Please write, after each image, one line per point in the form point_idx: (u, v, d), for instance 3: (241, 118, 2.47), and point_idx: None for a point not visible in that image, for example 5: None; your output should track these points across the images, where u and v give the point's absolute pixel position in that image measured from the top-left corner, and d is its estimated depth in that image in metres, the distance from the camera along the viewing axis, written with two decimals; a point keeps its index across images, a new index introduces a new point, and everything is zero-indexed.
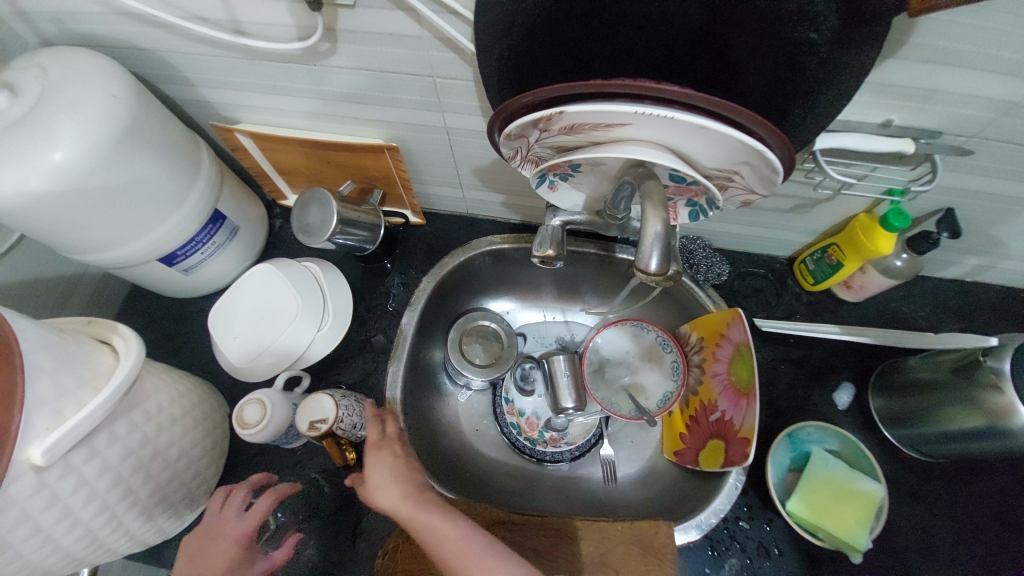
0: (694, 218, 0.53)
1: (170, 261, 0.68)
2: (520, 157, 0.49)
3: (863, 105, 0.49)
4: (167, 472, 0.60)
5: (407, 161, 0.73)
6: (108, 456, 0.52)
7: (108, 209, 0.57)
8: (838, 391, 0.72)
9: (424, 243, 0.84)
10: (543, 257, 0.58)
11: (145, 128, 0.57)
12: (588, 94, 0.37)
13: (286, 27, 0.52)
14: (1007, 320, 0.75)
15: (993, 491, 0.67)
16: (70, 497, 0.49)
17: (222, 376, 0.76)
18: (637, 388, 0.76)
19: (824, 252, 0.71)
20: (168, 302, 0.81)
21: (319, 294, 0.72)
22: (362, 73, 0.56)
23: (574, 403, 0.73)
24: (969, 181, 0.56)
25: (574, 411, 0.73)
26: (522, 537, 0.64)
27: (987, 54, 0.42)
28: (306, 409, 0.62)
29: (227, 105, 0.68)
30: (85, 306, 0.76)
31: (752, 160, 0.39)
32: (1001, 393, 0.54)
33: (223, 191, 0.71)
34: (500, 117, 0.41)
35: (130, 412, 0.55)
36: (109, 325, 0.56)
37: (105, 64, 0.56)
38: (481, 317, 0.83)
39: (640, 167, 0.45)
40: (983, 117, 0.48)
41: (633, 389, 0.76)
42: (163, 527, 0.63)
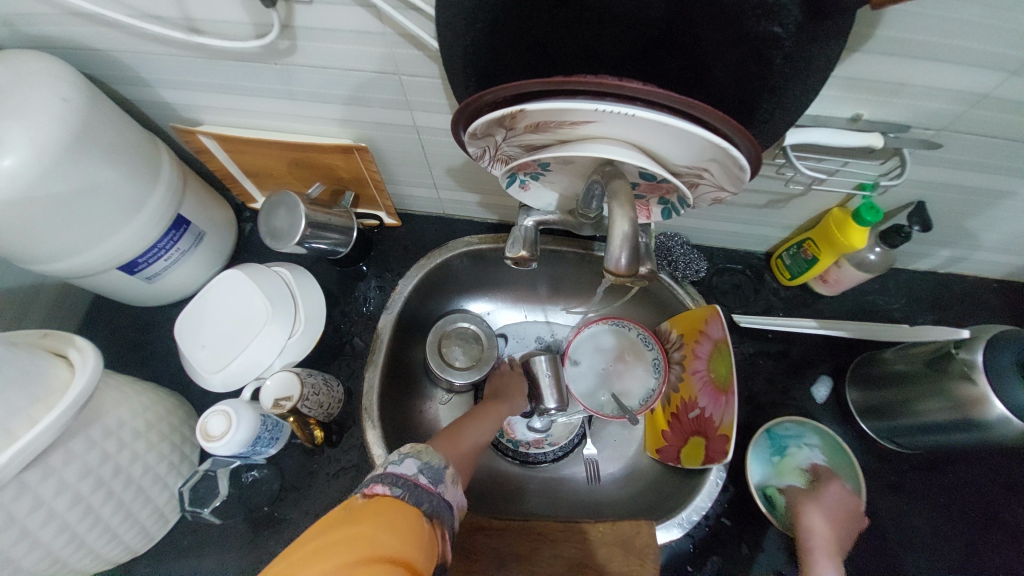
0: (666, 216, 0.53)
1: (131, 269, 0.65)
2: (488, 156, 0.48)
3: (831, 100, 0.49)
4: (131, 488, 0.58)
5: (379, 162, 0.72)
6: (65, 475, 0.50)
7: (62, 217, 0.54)
8: (816, 384, 0.73)
9: (400, 244, 0.83)
10: (516, 258, 0.58)
11: (99, 131, 0.55)
12: (549, 91, 0.36)
13: (243, 25, 0.50)
14: (979, 310, 0.76)
15: (968, 480, 0.68)
16: (26, 517, 0.48)
17: (191, 386, 0.74)
18: (620, 386, 0.75)
19: (799, 247, 0.71)
20: (135, 311, 0.78)
21: (290, 300, 0.70)
22: (326, 72, 0.55)
23: (555, 403, 0.73)
24: (939, 174, 0.57)
25: (555, 411, 0.74)
26: (504, 543, 0.63)
27: (955, 46, 0.42)
28: (271, 388, 0.64)
29: (189, 105, 0.66)
30: (45, 318, 0.73)
31: (719, 157, 0.39)
32: (973, 385, 0.54)
33: (187, 195, 0.68)
34: (463, 113, 0.39)
35: (88, 427, 0.53)
36: (66, 338, 0.53)
37: (57, 67, 0.53)
38: (460, 318, 0.82)
39: (608, 166, 0.44)
40: (952, 110, 0.48)
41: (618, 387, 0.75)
42: (133, 545, 0.61)
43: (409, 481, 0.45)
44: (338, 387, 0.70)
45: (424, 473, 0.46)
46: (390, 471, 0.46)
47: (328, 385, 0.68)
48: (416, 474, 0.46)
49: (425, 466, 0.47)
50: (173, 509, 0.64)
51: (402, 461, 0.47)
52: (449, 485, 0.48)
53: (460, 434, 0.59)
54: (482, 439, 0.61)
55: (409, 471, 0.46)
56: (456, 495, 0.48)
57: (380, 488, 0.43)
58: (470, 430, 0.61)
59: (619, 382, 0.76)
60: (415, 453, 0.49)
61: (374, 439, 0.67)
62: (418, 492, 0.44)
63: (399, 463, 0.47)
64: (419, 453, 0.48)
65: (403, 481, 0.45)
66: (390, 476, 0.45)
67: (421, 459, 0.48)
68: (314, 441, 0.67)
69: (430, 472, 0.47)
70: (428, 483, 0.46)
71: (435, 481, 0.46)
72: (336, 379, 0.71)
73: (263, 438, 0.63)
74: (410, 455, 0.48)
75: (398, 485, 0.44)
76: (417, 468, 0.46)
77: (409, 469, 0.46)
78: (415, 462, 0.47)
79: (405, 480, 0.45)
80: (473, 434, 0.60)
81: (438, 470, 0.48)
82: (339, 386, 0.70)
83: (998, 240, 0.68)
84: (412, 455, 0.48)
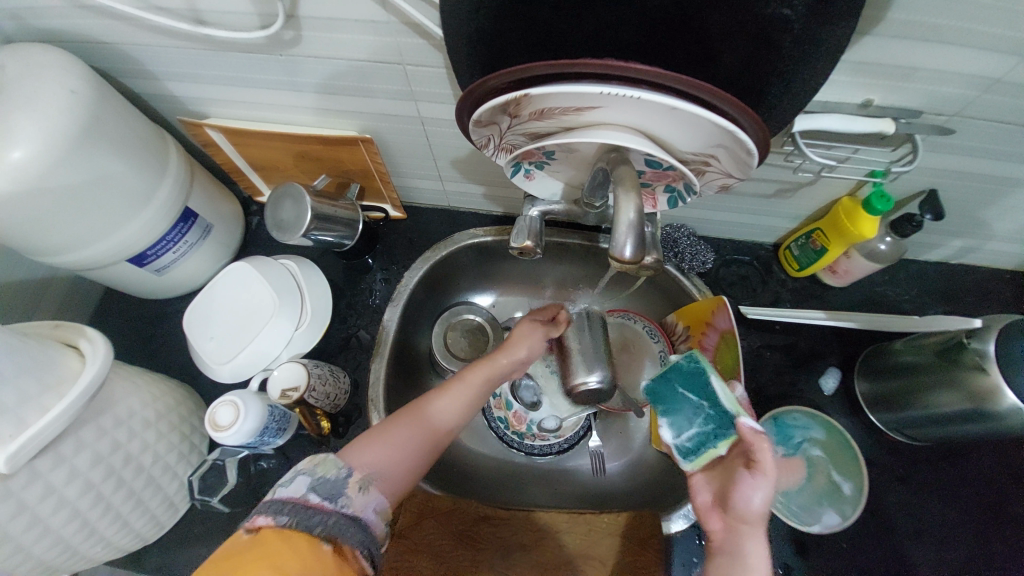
0: (672, 205, 0.53)
1: (140, 261, 0.66)
2: (493, 145, 0.48)
3: (840, 85, 0.48)
4: (141, 477, 0.58)
5: (384, 153, 0.72)
6: (76, 463, 0.51)
7: (72, 209, 0.55)
8: (824, 376, 0.72)
9: (405, 237, 0.83)
10: (521, 248, 0.57)
11: (107, 123, 0.55)
12: (554, 75, 0.36)
13: (248, 15, 0.51)
14: (991, 302, 0.75)
15: (979, 473, 0.67)
16: (37, 504, 0.49)
17: (200, 378, 0.75)
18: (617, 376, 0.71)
19: (808, 237, 0.71)
20: (144, 304, 0.79)
21: (296, 293, 0.70)
22: (331, 62, 0.55)
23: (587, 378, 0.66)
24: (950, 161, 0.56)
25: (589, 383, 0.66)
26: (509, 533, 0.63)
27: (967, 28, 0.41)
28: (279, 377, 0.64)
29: (194, 98, 0.66)
30: (56, 311, 0.74)
31: (726, 142, 0.38)
32: (986, 375, 0.53)
33: (194, 188, 0.69)
34: (467, 100, 0.40)
35: (99, 416, 0.53)
36: (76, 328, 0.54)
37: (67, 59, 0.54)
38: (466, 310, 0.82)
39: (613, 152, 0.44)
40: (964, 95, 0.47)
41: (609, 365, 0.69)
42: (144, 533, 0.61)
43: (297, 505, 0.42)
44: (344, 376, 0.70)
45: (317, 492, 0.44)
46: (276, 497, 0.43)
47: (335, 376, 0.68)
48: (306, 495, 0.43)
49: (318, 482, 0.44)
50: (183, 498, 0.64)
51: (292, 481, 0.44)
52: (353, 493, 0.46)
53: (394, 432, 0.53)
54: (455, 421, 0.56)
55: (298, 493, 0.43)
56: (364, 504, 0.45)
57: (263, 519, 0.41)
58: (401, 427, 0.53)
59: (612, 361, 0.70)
60: (310, 468, 0.46)
61: None
62: (307, 512, 0.42)
63: (289, 484, 0.44)
64: (314, 467, 0.46)
65: (290, 506, 0.42)
66: (275, 503, 0.42)
67: (314, 475, 0.45)
68: (321, 431, 0.68)
69: (324, 488, 0.44)
70: (321, 501, 0.43)
71: (330, 498, 0.44)
72: (342, 371, 0.71)
73: (271, 428, 0.63)
74: (302, 472, 0.45)
75: (282, 511, 0.41)
76: (308, 486, 0.44)
77: (298, 490, 0.43)
78: (306, 477, 0.44)
79: (293, 504, 0.42)
80: (401, 433, 0.53)
81: (335, 481, 0.46)
82: (345, 377, 0.70)
83: (1012, 230, 0.66)
84: (306, 470, 0.45)
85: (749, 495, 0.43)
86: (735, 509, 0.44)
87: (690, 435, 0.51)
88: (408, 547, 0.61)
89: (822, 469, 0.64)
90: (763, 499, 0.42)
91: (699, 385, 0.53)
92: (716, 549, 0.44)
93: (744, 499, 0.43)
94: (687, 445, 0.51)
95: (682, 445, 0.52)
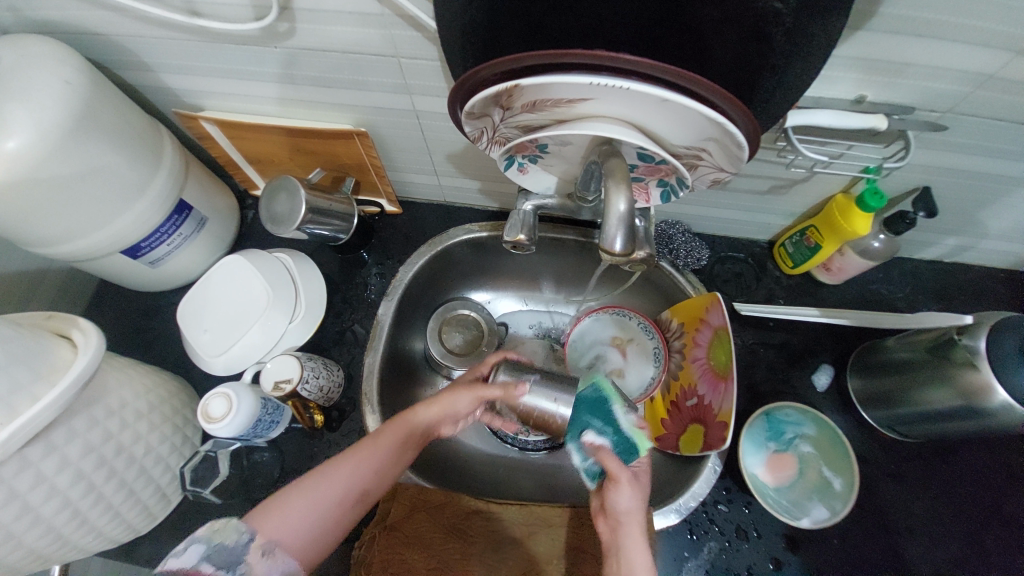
0: (665, 199, 0.53)
1: (135, 253, 0.66)
2: (486, 138, 0.48)
3: (833, 80, 0.48)
4: (134, 468, 0.59)
5: (379, 148, 0.72)
6: (68, 452, 0.51)
7: (65, 200, 0.55)
8: (817, 373, 0.72)
9: (401, 231, 0.83)
10: (513, 242, 0.58)
11: (102, 114, 0.55)
12: (546, 65, 0.36)
13: (242, 6, 0.51)
14: (985, 300, 0.75)
15: (970, 470, 0.67)
16: (28, 493, 0.49)
17: (194, 371, 0.75)
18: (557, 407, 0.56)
19: (802, 235, 0.71)
20: (138, 297, 0.79)
21: (291, 287, 0.70)
22: (326, 54, 0.55)
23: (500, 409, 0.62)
24: (944, 158, 0.56)
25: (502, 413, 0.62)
26: (501, 526, 0.64)
27: (960, 24, 0.41)
28: (272, 370, 0.64)
29: (189, 91, 0.66)
30: (50, 302, 0.74)
31: (717, 135, 0.39)
32: (976, 372, 0.53)
33: (189, 181, 0.69)
34: (460, 90, 0.40)
35: (91, 406, 0.54)
36: (70, 319, 0.54)
37: (62, 51, 0.54)
38: (461, 305, 0.83)
39: (605, 146, 0.44)
40: (956, 91, 0.47)
41: (541, 387, 0.57)
42: (136, 523, 0.62)
43: None
44: (337, 371, 0.70)
45: (210, 560, 0.44)
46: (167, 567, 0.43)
47: (328, 370, 0.68)
48: (196, 564, 0.43)
49: (213, 549, 0.44)
50: (176, 489, 0.65)
51: (184, 550, 0.44)
52: (255, 559, 0.45)
53: (305, 493, 0.49)
54: (376, 485, 0.52)
55: (186, 562, 0.43)
56: (267, 569, 0.45)
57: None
58: (316, 486, 0.50)
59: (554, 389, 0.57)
60: (208, 534, 0.46)
61: (373, 424, 0.67)
62: None
63: (181, 554, 0.44)
64: (212, 533, 0.45)
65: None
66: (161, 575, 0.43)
67: (211, 540, 0.45)
68: (314, 424, 0.68)
69: (219, 556, 0.44)
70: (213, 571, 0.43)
71: (222, 565, 0.43)
72: (336, 364, 0.71)
73: (264, 421, 0.64)
74: (198, 539, 0.45)
75: None
76: (200, 554, 0.44)
77: (189, 559, 0.44)
78: (201, 545, 0.44)
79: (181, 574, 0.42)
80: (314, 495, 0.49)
81: (233, 548, 0.45)
82: (339, 371, 0.70)
83: (1006, 228, 0.67)
84: (203, 538, 0.45)
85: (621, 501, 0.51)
86: (610, 512, 0.52)
87: (599, 462, 0.54)
88: (400, 539, 0.61)
89: (813, 466, 0.65)
90: (629, 499, 0.51)
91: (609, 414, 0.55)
92: (608, 552, 0.50)
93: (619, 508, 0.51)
94: (595, 470, 0.55)
95: (589, 469, 0.55)
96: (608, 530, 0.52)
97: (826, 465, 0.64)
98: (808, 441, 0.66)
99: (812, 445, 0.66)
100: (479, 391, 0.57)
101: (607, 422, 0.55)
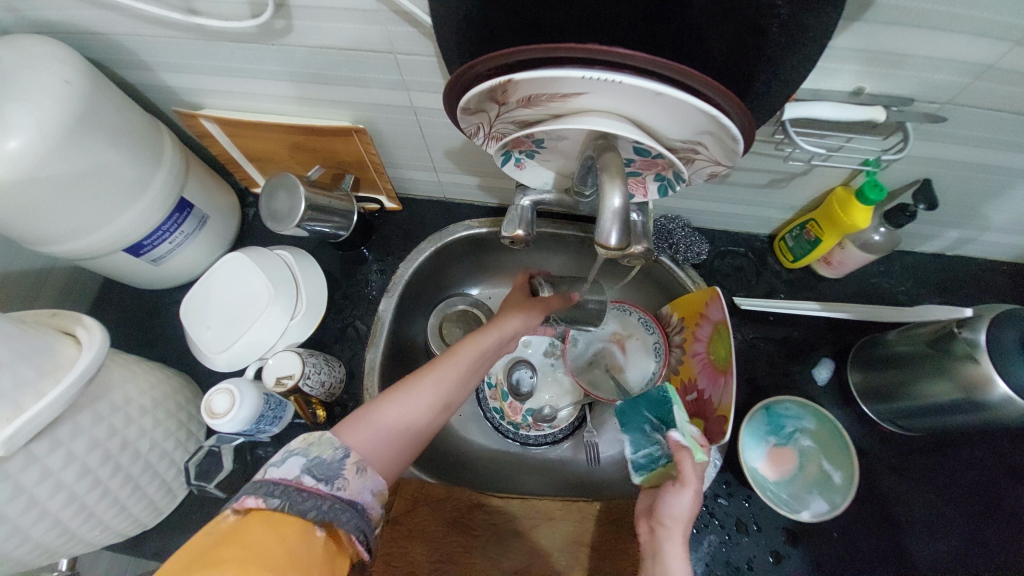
0: (663, 193, 0.53)
1: (137, 251, 0.67)
2: (482, 133, 0.48)
3: (831, 72, 0.48)
4: (138, 463, 0.59)
5: (378, 145, 0.72)
6: (73, 447, 0.52)
7: (67, 200, 0.56)
8: (817, 366, 0.72)
9: (401, 228, 0.83)
10: (511, 238, 0.58)
11: (103, 114, 0.56)
12: (539, 60, 0.36)
13: (238, 4, 0.51)
14: (987, 293, 0.75)
15: (972, 463, 0.67)
16: (34, 487, 0.49)
17: (197, 367, 0.76)
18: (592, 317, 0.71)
19: (802, 228, 0.71)
20: (142, 295, 0.80)
21: (292, 283, 0.71)
22: (323, 52, 0.55)
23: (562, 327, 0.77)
24: (944, 150, 0.55)
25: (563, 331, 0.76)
26: (502, 520, 0.64)
27: (959, 14, 0.41)
28: (275, 365, 0.64)
29: (189, 90, 0.67)
30: (55, 300, 0.75)
31: (712, 128, 0.39)
32: (977, 364, 0.53)
33: (190, 179, 0.69)
34: (455, 86, 0.40)
35: (95, 402, 0.54)
36: (73, 316, 0.55)
37: (62, 51, 0.54)
38: (461, 302, 0.83)
39: (601, 140, 0.44)
40: (956, 82, 0.47)
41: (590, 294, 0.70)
42: (142, 518, 0.62)
43: (289, 487, 0.38)
44: (338, 367, 0.70)
45: (312, 473, 0.40)
46: (268, 477, 0.39)
47: (330, 366, 0.69)
48: (299, 477, 0.39)
49: (314, 463, 0.41)
50: (181, 484, 0.66)
51: (285, 461, 0.40)
52: (351, 475, 0.42)
53: (398, 405, 0.49)
54: (458, 398, 0.53)
55: (291, 474, 0.39)
56: (361, 487, 0.42)
57: (252, 501, 0.37)
58: (412, 395, 0.50)
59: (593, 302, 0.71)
60: (304, 448, 0.42)
61: None
62: (302, 498, 0.38)
63: (281, 465, 0.40)
64: (309, 447, 0.42)
65: (283, 488, 0.38)
66: (267, 484, 0.38)
67: (309, 455, 0.41)
68: (317, 420, 0.69)
69: (320, 469, 0.40)
70: (316, 484, 0.39)
71: (326, 480, 0.40)
72: (337, 360, 0.72)
73: (266, 417, 0.64)
74: (297, 453, 0.41)
75: (276, 496, 0.37)
76: (302, 467, 0.40)
77: (291, 471, 0.39)
78: (301, 460, 0.40)
79: (287, 485, 0.38)
80: (406, 406, 0.49)
81: (331, 464, 0.41)
82: (340, 367, 0.71)
83: (1009, 221, 0.66)
84: (300, 451, 0.41)
85: (672, 505, 0.49)
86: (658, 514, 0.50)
87: (647, 452, 0.56)
88: (401, 533, 0.61)
89: (813, 459, 0.65)
90: (684, 505, 0.49)
91: (666, 411, 0.57)
92: (647, 552, 0.49)
93: (668, 509, 0.49)
94: (642, 460, 0.56)
95: (637, 459, 0.57)
96: (650, 534, 0.50)
97: (827, 458, 0.64)
98: (809, 432, 0.66)
99: (812, 434, 0.66)
100: (540, 306, 0.65)
101: (661, 419, 0.57)
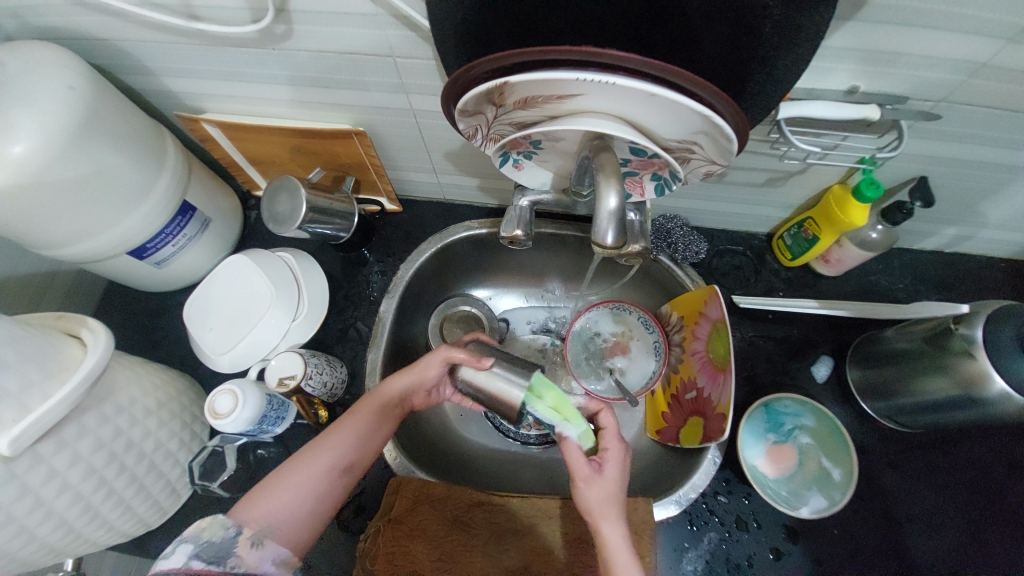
0: (660, 193, 0.53)
1: (141, 254, 0.67)
2: (481, 135, 0.48)
3: (825, 72, 0.49)
4: (143, 463, 0.60)
5: (378, 147, 0.72)
6: (78, 448, 0.53)
7: (71, 203, 0.56)
8: (817, 364, 0.72)
9: (401, 229, 0.84)
10: (510, 238, 0.60)
11: (106, 118, 0.56)
12: (535, 62, 0.36)
13: (239, 10, 0.52)
14: (986, 289, 0.75)
15: (971, 460, 0.67)
16: (41, 487, 0.50)
17: (201, 369, 0.76)
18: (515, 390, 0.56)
19: (800, 227, 0.71)
20: (146, 298, 0.81)
21: (294, 285, 0.71)
22: (323, 56, 0.56)
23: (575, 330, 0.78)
24: (940, 147, 0.56)
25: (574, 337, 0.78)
26: (502, 518, 0.64)
27: (952, 12, 0.41)
28: (277, 366, 0.65)
29: (192, 94, 0.68)
30: (61, 303, 0.76)
31: (706, 128, 0.39)
32: (974, 360, 0.53)
33: (192, 183, 0.70)
34: (453, 88, 0.40)
35: (101, 403, 0.55)
36: (79, 319, 0.55)
37: (65, 56, 0.55)
38: (461, 303, 0.85)
39: (597, 141, 0.44)
40: (950, 80, 0.47)
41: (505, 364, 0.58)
42: (147, 517, 0.63)
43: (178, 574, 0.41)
44: (340, 368, 0.71)
45: (202, 556, 0.43)
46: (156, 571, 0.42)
47: (331, 366, 0.69)
48: (188, 562, 0.42)
49: (203, 547, 0.44)
50: (185, 484, 0.66)
51: (174, 551, 0.43)
52: (246, 551, 0.45)
53: (286, 486, 0.51)
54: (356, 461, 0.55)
55: (180, 561, 0.42)
56: (259, 559, 0.45)
57: None
58: (307, 470, 0.52)
59: (515, 374, 0.57)
60: (195, 533, 0.45)
61: None
62: None
63: (171, 555, 0.43)
64: (200, 532, 0.45)
65: None
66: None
67: (199, 539, 0.44)
68: (319, 420, 0.70)
69: (210, 551, 0.43)
70: (206, 565, 0.42)
71: (216, 560, 0.43)
72: (338, 360, 0.72)
73: (269, 417, 0.65)
74: (186, 540, 0.44)
75: None
76: (190, 554, 0.43)
77: (180, 559, 0.43)
78: (190, 546, 0.43)
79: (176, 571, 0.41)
80: (302, 481, 0.52)
81: (223, 543, 0.44)
82: (342, 367, 0.71)
83: (1007, 217, 0.66)
84: (191, 538, 0.44)
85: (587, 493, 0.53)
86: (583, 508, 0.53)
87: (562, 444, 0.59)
88: (403, 532, 0.61)
89: (812, 456, 0.65)
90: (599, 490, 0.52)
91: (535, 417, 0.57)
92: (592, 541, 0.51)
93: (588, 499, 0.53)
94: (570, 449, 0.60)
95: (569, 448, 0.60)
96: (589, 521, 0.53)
97: (826, 455, 0.64)
98: (808, 429, 0.66)
99: (812, 430, 0.66)
100: (441, 357, 0.60)
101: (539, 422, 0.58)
